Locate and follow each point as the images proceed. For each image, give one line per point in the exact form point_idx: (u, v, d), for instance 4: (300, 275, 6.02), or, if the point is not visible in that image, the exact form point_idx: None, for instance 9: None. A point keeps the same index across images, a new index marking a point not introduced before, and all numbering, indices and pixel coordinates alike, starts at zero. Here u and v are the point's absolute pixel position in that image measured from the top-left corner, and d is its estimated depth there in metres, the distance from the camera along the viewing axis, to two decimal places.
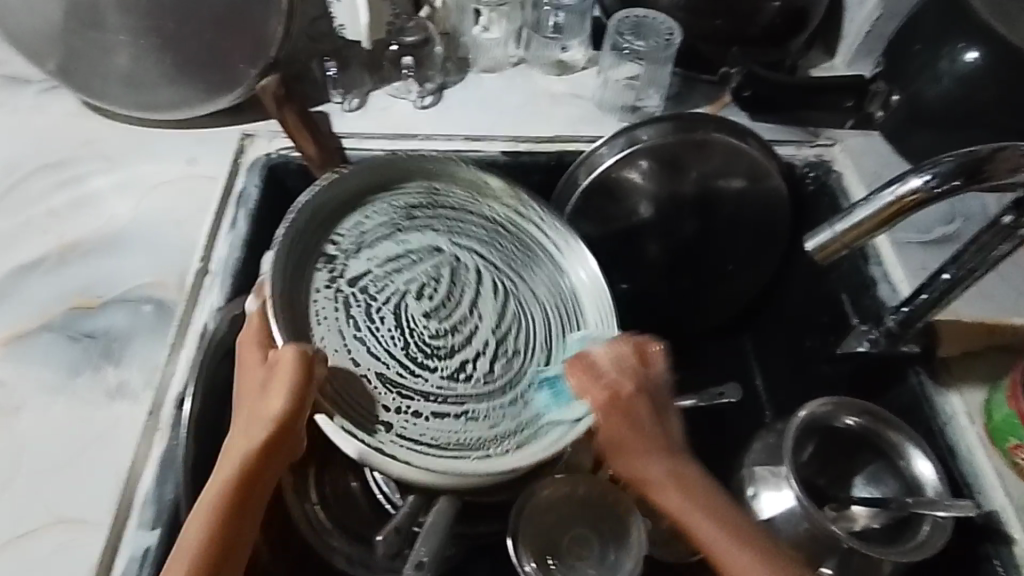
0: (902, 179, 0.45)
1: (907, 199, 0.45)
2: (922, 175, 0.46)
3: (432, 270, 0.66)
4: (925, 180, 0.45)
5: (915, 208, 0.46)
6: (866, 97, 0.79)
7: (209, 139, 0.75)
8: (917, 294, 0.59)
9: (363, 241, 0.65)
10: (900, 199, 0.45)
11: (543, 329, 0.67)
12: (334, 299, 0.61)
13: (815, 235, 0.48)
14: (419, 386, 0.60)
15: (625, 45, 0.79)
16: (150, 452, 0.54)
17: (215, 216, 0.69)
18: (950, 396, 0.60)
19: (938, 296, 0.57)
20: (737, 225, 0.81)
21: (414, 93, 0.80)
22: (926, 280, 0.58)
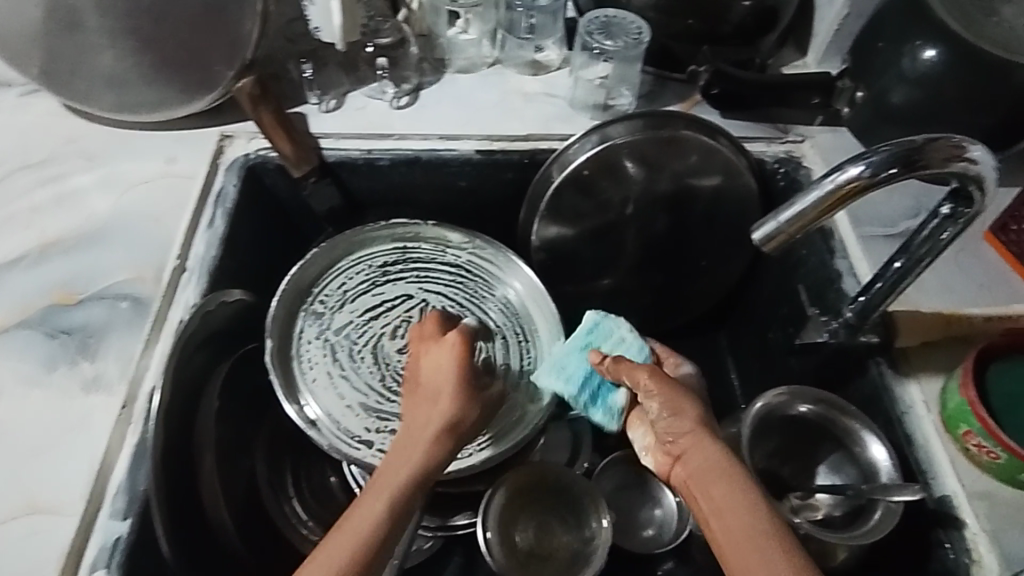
0: (841, 168, 0.47)
1: (846, 188, 0.47)
2: (860, 165, 0.47)
3: (404, 312, 0.76)
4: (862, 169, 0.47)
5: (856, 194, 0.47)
6: (833, 93, 0.81)
7: (187, 139, 0.76)
8: (871, 284, 0.60)
9: (345, 299, 0.76)
10: (840, 186, 0.47)
11: (502, 346, 0.75)
12: (321, 347, 0.71)
13: (762, 227, 0.50)
14: (395, 409, 0.68)
15: (595, 44, 0.79)
16: (122, 443, 0.56)
17: (193, 214, 0.71)
18: (908, 386, 0.62)
19: (890, 285, 0.59)
20: (712, 222, 0.82)
21: (390, 93, 0.82)
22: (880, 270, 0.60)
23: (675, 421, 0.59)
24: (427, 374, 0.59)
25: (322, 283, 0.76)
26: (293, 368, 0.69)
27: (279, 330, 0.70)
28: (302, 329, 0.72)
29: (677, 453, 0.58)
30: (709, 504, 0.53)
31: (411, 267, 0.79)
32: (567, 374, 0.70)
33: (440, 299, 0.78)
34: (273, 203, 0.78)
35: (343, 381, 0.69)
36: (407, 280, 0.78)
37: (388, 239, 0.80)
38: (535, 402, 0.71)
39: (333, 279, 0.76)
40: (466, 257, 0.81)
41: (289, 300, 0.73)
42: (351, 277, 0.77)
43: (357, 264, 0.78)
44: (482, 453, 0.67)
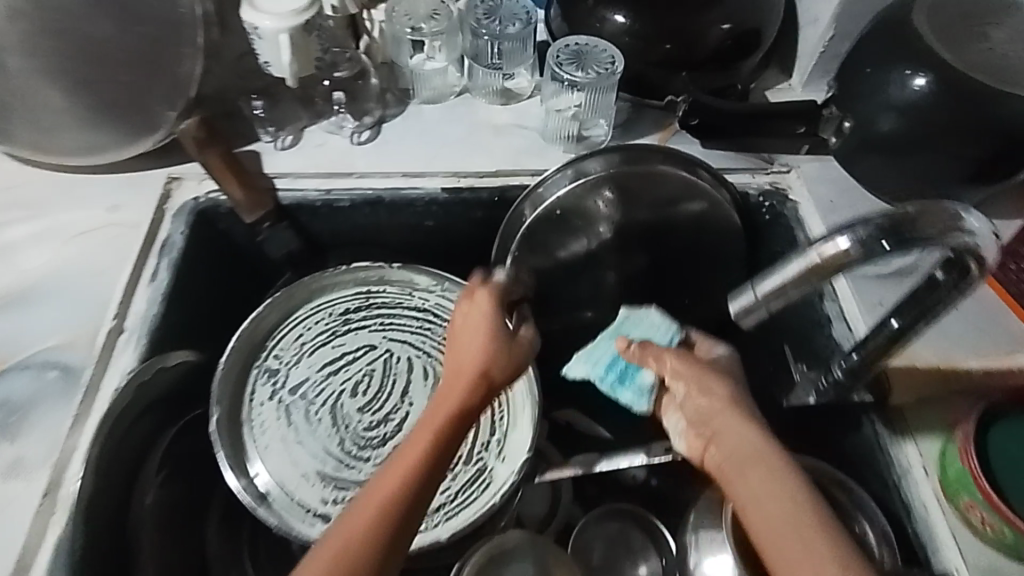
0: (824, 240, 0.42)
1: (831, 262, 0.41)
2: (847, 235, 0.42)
3: (366, 365, 0.71)
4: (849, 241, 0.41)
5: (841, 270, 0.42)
6: (818, 121, 0.75)
7: (132, 184, 0.71)
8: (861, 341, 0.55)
9: (302, 351, 0.71)
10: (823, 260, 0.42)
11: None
12: (276, 408, 0.67)
13: (737, 298, 0.45)
14: (353, 477, 0.64)
15: (564, 75, 0.74)
16: (44, 535, 0.52)
17: (135, 267, 0.66)
18: (904, 447, 0.58)
19: (877, 345, 0.54)
20: (693, 258, 0.78)
21: (350, 128, 0.77)
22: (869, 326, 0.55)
23: (706, 403, 0.56)
24: (458, 332, 0.56)
25: (277, 336, 0.71)
26: (244, 434, 0.65)
27: (229, 393, 0.66)
28: (254, 390, 0.68)
29: (710, 436, 0.54)
30: (746, 491, 0.49)
31: (375, 313, 0.74)
32: (594, 360, 0.68)
33: (406, 348, 0.72)
34: (226, 249, 0.73)
35: (298, 446, 0.65)
36: (371, 329, 0.73)
37: (351, 282, 0.75)
38: (505, 462, 0.67)
39: (290, 331, 0.72)
40: (436, 298, 0.75)
41: (240, 358, 0.68)
42: (310, 328, 0.72)
43: (317, 312, 0.73)
44: (446, 523, 0.64)
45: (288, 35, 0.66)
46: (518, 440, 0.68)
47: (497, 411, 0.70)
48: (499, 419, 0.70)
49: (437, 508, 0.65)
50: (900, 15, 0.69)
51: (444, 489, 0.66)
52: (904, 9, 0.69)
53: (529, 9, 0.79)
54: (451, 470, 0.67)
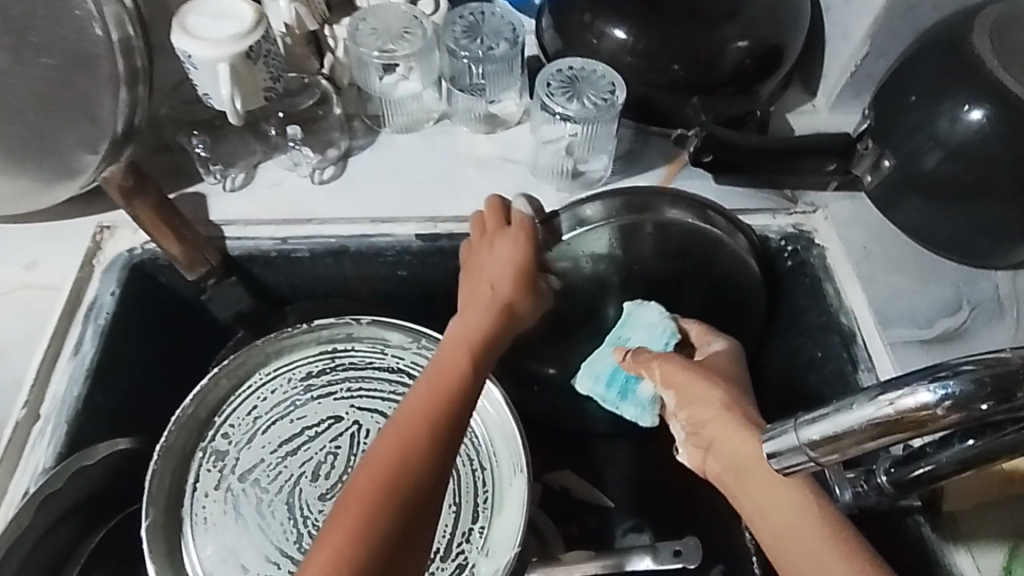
0: (902, 390, 0.30)
1: (907, 418, 0.31)
2: (932, 387, 0.30)
3: (329, 442, 0.61)
4: (934, 394, 0.30)
5: (923, 428, 0.30)
6: (852, 157, 0.65)
7: (54, 236, 0.61)
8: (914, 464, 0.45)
9: (254, 428, 0.61)
10: (901, 415, 0.31)
11: (452, 479, 0.60)
12: (222, 499, 0.58)
13: (780, 439, 0.36)
14: None
15: (556, 108, 0.64)
16: None
17: (54, 338, 0.57)
18: (960, 560, 0.48)
19: (937, 474, 0.44)
20: (705, 312, 0.69)
21: (311, 164, 0.67)
22: (932, 446, 0.45)
23: (701, 408, 0.51)
24: (484, 262, 0.55)
25: (227, 409, 0.61)
26: (183, 534, 0.56)
27: (165, 486, 0.57)
28: (199, 478, 0.59)
29: (707, 444, 0.50)
30: (751, 500, 0.45)
31: (342, 377, 0.63)
32: (593, 374, 0.62)
33: (376, 420, 0.61)
34: (169, 307, 0.64)
35: (245, 545, 0.56)
36: (337, 397, 0.62)
37: (314, 341, 0.64)
38: (489, 557, 0.57)
39: (241, 402, 0.61)
40: (413, 357, 0.63)
41: (183, 441, 0.59)
42: (266, 398, 0.62)
43: (274, 378, 0.62)
44: None
45: (228, 64, 0.56)
46: (504, 530, 0.57)
47: (481, 498, 0.59)
48: (483, 502, 0.59)
49: None
50: (954, 34, 0.58)
51: None
52: (959, 25, 0.58)
53: (516, 26, 0.69)
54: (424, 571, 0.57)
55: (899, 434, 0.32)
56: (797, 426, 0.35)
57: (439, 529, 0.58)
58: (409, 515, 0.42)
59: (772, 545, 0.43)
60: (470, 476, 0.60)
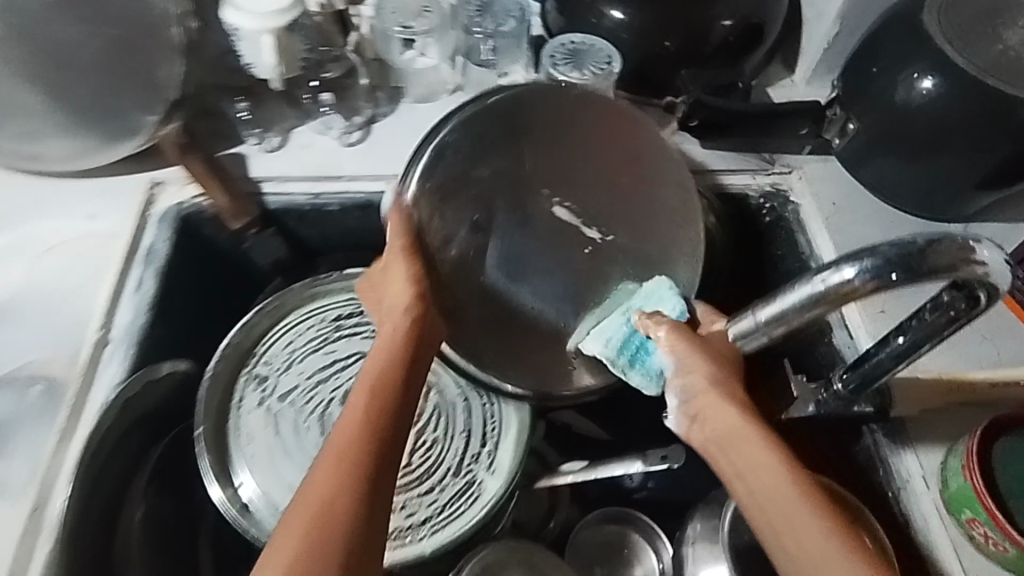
0: (831, 271, 0.38)
1: (836, 293, 0.38)
2: (853, 265, 0.38)
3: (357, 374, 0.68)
4: (855, 270, 0.38)
5: (846, 301, 0.38)
6: (822, 123, 0.73)
7: (111, 191, 0.68)
8: (861, 363, 0.54)
9: (292, 359, 0.69)
10: (831, 291, 0.39)
11: (465, 408, 0.68)
12: (264, 417, 0.66)
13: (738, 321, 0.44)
14: None
15: (559, 76, 0.74)
16: (32, 555, 0.50)
17: (118, 279, 0.63)
18: (904, 457, 0.57)
19: (879, 369, 0.52)
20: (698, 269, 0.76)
21: (340, 128, 0.75)
22: (874, 348, 0.53)
23: (698, 375, 0.52)
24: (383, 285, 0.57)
25: (267, 341, 0.69)
26: (230, 445, 0.64)
27: (215, 402, 0.65)
28: (243, 397, 0.66)
29: (695, 413, 0.52)
30: (736, 468, 0.49)
31: (368, 318, 0.71)
32: (606, 339, 0.60)
33: None
34: (211, 258, 0.71)
35: (284, 457, 0.63)
36: (362, 334, 0.70)
37: (345, 286, 0.72)
38: (496, 474, 0.64)
39: (281, 336, 0.70)
40: None
41: (228, 364, 0.67)
42: (301, 334, 0.70)
43: (309, 317, 0.71)
44: (432, 538, 0.62)
45: (272, 36, 0.64)
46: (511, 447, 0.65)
47: (490, 422, 0.67)
48: (491, 430, 0.67)
49: (421, 520, 0.62)
50: (911, 12, 0.66)
51: (433, 501, 0.63)
52: (915, 4, 0.67)
53: (523, 5, 0.80)
54: (439, 483, 0.64)
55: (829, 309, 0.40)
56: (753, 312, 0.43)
57: (453, 448, 0.66)
58: (336, 532, 0.43)
59: (756, 507, 0.47)
60: (480, 404, 0.68)
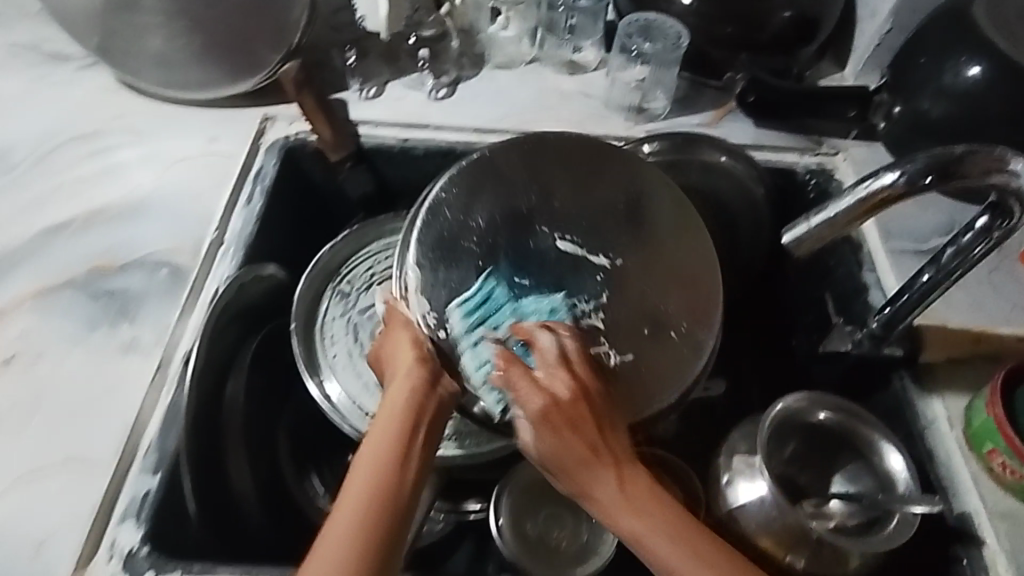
0: (876, 177, 0.47)
1: (880, 195, 0.47)
2: (894, 173, 0.47)
3: None
4: (896, 177, 0.47)
5: (887, 202, 0.47)
6: (870, 106, 0.80)
7: (230, 120, 0.77)
8: (898, 296, 0.59)
9: (371, 280, 0.73)
10: (873, 194, 0.47)
11: None
12: (345, 328, 0.70)
13: (793, 230, 0.50)
14: None
15: (634, 46, 0.84)
16: (156, 403, 0.58)
17: (232, 190, 0.71)
18: (931, 401, 0.62)
19: (918, 299, 0.58)
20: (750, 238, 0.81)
21: (429, 84, 0.83)
22: (907, 283, 0.59)
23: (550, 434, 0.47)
24: (390, 353, 0.53)
25: (349, 264, 0.74)
26: (316, 349, 0.68)
27: (305, 310, 0.69)
28: (327, 310, 0.71)
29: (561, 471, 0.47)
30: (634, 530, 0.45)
31: None
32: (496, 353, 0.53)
33: None
34: (307, 188, 0.78)
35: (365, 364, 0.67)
36: None
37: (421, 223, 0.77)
38: None
39: (362, 259, 0.74)
40: None
41: (316, 279, 0.72)
42: (380, 261, 0.75)
43: (387, 247, 0.75)
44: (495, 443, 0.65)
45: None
46: None
47: None
48: None
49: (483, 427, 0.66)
50: (960, 9, 0.73)
51: None
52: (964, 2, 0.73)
53: None
54: None
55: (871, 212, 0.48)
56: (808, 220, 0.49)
57: None
58: None
59: None
60: None
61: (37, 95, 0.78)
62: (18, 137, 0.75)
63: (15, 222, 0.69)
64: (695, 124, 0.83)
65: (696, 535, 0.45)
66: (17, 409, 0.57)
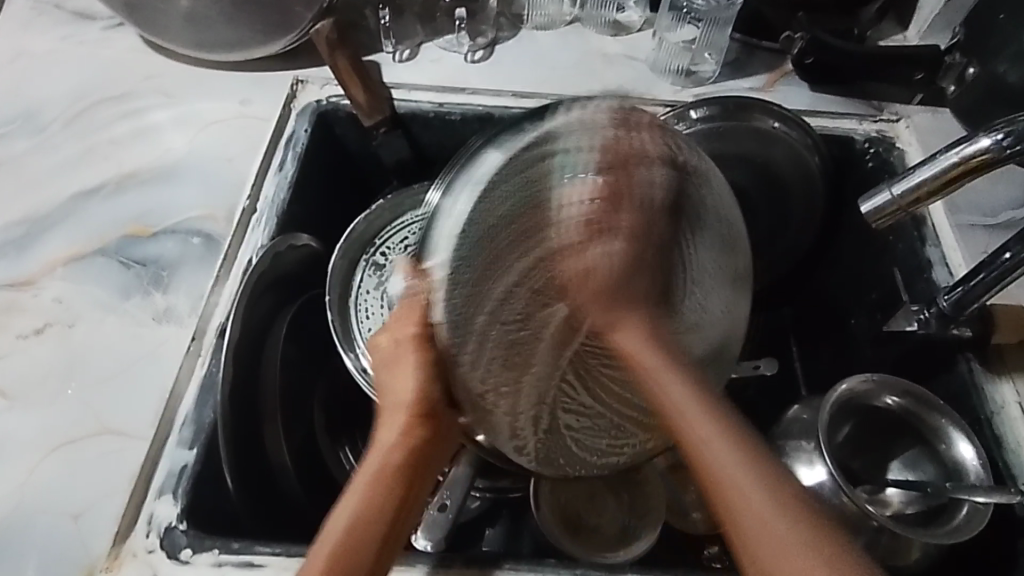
0: (972, 140, 0.42)
1: (975, 161, 0.42)
2: (991, 135, 0.42)
3: None
4: (997, 139, 0.42)
5: (984, 168, 0.42)
6: (939, 69, 0.75)
7: (262, 82, 0.74)
8: (974, 275, 0.56)
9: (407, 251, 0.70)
10: (965, 160, 0.43)
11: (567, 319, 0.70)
12: (379, 298, 0.66)
13: (872, 197, 0.46)
14: None
15: (684, 3, 0.80)
16: (192, 375, 0.56)
17: (265, 156, 0.69)
18: (1000, 384, 0.59)
19: (996, 277, 0.54)
20: (803, 209, 0.77)
21: (466, 46, 0.80)
22: (988, 259, 0.55)
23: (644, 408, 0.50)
24: (392, 369, 0.49)
25: (384, 231, 0.71)
26: (351, 318, 0.65)
27: (340, 281, 0.66)
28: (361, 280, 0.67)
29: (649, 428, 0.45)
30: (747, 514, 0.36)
31: None
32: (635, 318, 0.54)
33: None
34: (340, 154, 0.75)
35: None
36: None
37: None
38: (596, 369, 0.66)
39: (395, 231, 0.71)
40: None
41: (351, 247, 0.69)
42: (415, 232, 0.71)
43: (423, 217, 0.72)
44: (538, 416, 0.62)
45: None
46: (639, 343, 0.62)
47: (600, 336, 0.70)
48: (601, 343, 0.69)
49: None
50: None
51: None
52: None
53: None
54: None
55: (960, 181, 0.43)
56: (890, 188, 0.45)
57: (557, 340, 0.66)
58: None
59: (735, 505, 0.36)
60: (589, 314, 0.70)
61: (66, 55, 0.76)
62: (46, 98, 0.73)
63: (45, 186, 0.67)
64: (748, 88, 0.78)
65: (776, 493, 0.36)
66: (53, 376, 0.56)
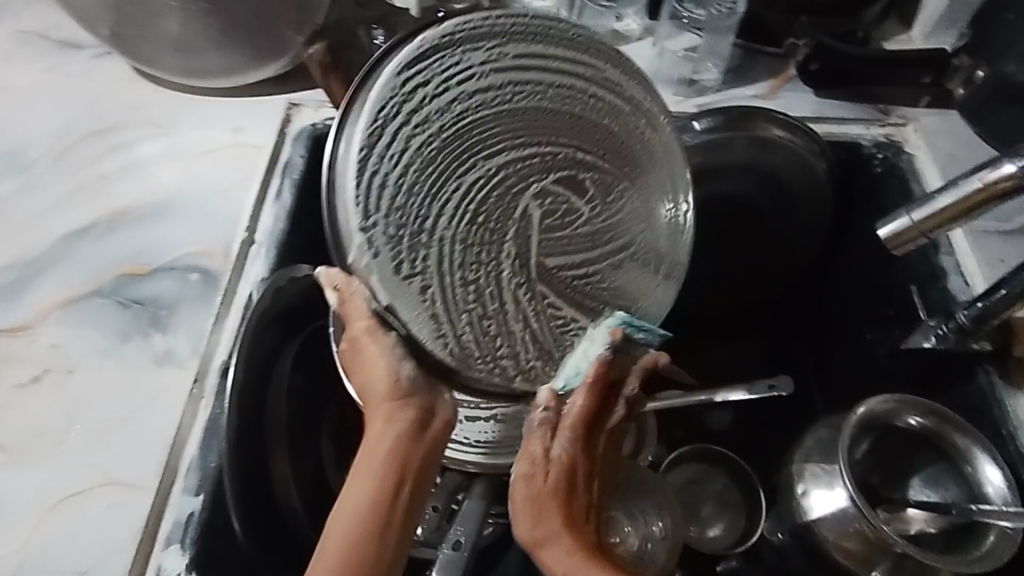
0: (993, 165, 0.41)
1: (998, 187, 0.41)
2: (1014, 161, 0.41)
3: None
4: (1020, 165, 0.41)
5: (1008, 194, 0.41)
6: (947, 70, 0.71)
7: (255, 108, 0.73)
8: (995, 289, 0.54)
9: None
10: (988, 185, 0.41)
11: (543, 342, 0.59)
12: None
13: (889, 222, 0.45)
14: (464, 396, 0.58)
15: (684, 13, 0.78)
16: (196, 419, 0.55)
17: (261, 186, 0.67)
18: (1021, 399, 0.57)
19: (1020, 291, 0.53)
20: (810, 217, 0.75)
21: None
22: (1013, 272, 0.54)
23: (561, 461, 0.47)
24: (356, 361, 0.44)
25: None
26: None
27: None
28: None
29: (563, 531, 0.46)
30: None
31: None
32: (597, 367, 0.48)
33: None
34: None
35: None
36: None
37: None
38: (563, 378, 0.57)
39: None
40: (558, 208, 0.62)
41: None
42: None
43: None
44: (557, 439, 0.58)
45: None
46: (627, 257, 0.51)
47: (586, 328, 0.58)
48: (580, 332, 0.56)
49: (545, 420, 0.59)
50: None
51: None
52: None
53: None
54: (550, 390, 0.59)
55: (980, 208, 0.42)
56: (908, 210, 0.44)
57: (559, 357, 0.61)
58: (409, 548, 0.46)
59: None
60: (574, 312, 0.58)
61: (54, 87, 0.74)
62: (34, 134, 0.71)
63: (37, 226, 0.66)
64: (750, 96, 0.77)
65: None
66: (54, 424, 0.55)
